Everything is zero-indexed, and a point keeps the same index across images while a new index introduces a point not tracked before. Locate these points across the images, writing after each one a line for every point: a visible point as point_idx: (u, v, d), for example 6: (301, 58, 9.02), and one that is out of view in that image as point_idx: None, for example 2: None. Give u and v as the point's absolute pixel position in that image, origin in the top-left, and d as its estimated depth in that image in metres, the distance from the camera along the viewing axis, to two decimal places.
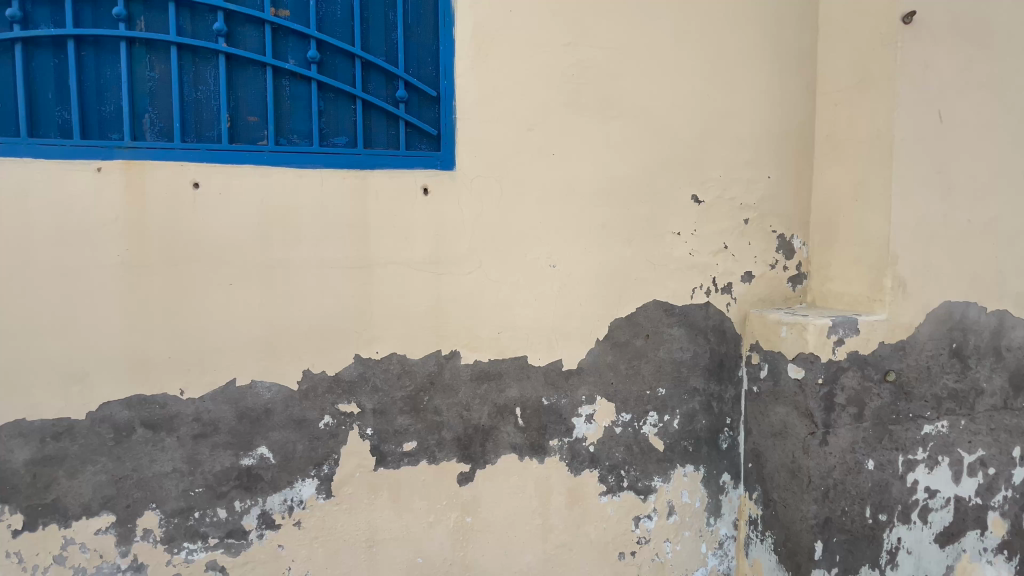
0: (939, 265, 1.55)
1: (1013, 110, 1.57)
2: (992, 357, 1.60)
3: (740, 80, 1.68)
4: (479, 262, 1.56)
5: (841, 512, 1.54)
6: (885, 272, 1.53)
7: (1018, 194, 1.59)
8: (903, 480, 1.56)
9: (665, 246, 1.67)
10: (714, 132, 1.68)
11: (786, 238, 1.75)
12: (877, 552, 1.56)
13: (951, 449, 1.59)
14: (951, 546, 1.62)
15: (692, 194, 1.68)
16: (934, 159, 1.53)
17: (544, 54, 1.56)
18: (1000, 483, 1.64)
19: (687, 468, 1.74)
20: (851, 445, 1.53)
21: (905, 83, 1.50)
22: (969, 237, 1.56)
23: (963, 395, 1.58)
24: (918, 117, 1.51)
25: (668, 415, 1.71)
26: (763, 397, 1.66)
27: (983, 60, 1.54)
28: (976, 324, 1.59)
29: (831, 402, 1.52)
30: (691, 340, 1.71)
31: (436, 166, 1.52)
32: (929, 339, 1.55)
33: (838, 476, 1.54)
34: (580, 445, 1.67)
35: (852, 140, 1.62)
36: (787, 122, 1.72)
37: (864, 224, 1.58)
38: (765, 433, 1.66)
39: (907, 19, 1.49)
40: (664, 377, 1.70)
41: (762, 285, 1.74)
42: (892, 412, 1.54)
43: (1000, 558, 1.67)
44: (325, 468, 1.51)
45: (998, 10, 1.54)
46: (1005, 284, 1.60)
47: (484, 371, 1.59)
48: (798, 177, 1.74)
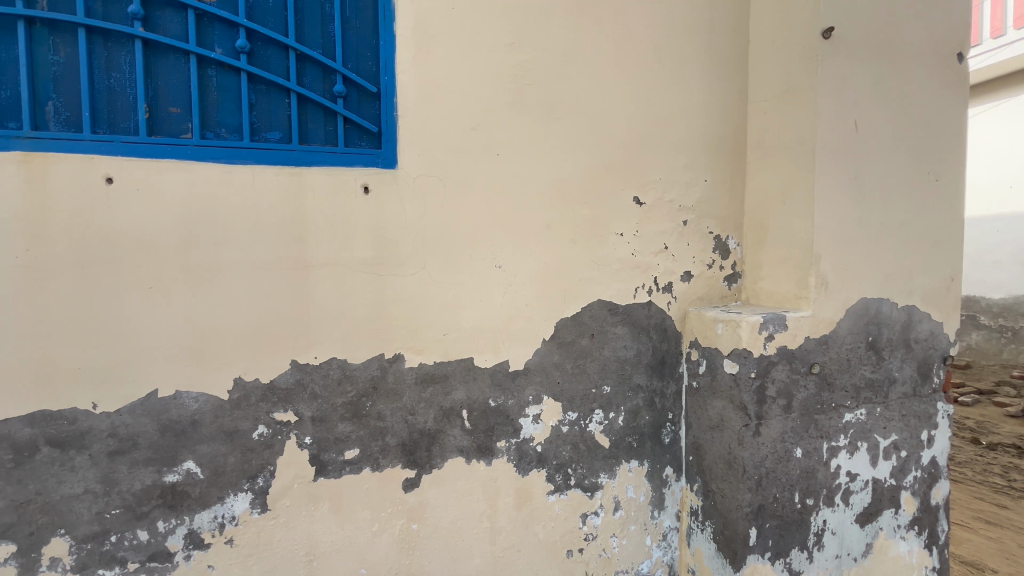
0: (857, 264, 1.66)
1: (918, 122, 1.71)
2: (902, 348, 1.74)
3: (678, 86, 1.75)
4: (422, 263, 1.53)
5: (773, 499, 1.62)
6: (810, 270, 1.62)
7: (923, 199, 1.74)
8: (827, 466, 1.66)
9: (608, 247, 1.70)
10: (653, 137, 1.73)
11: (721, 239, 1.84)
12: (805, 534, 1.65)
13: (869, 434, 1.71)
14: (870, 525, 1.74)
15: (634, 196, 1.72)
16: (853, 166, 1.64)
17: (487, 53, 1.55)
18: (911, 465, 1.78)
19: (631, 464, 1.78)
20: (782, 435, 1.61)
21: (825, 93, 1.60)
22: (883, 238, 1.69)
23: (878, 384, 1.71)
24: (837, 126, 1.62)
25: (613, 412, 1.75)
26: (701, 392, 1.73)
27: (892, 74, 1.67)
28: (889, 318, 1.72)
29: (763, 395, 1.59)
30: (634, 338, 1.75)
31: (377, 164, 1.47)
32: (849, 332, 1.66)
33: (770, 464, 1.61)
34: (528, 446, 1.67)
35: (780, 146, 1.71)
36: (720, 129, 1.81)
37: (791, 226, 1.67)
38: (703, 427, 1.73)
39: (827, 34, 1.57)
40: (609, 375, 1.73)
41: (700, 284, 1.82)
42: (817, 402, 1.64)
43: (912, 533, 1.82)
44: (259, 481, 1.43)
45: (904, 29, 1.67)
46: (913, 282, 1.74)
47: (429, 374, 1.56)
48: (731, 182, 1.84)
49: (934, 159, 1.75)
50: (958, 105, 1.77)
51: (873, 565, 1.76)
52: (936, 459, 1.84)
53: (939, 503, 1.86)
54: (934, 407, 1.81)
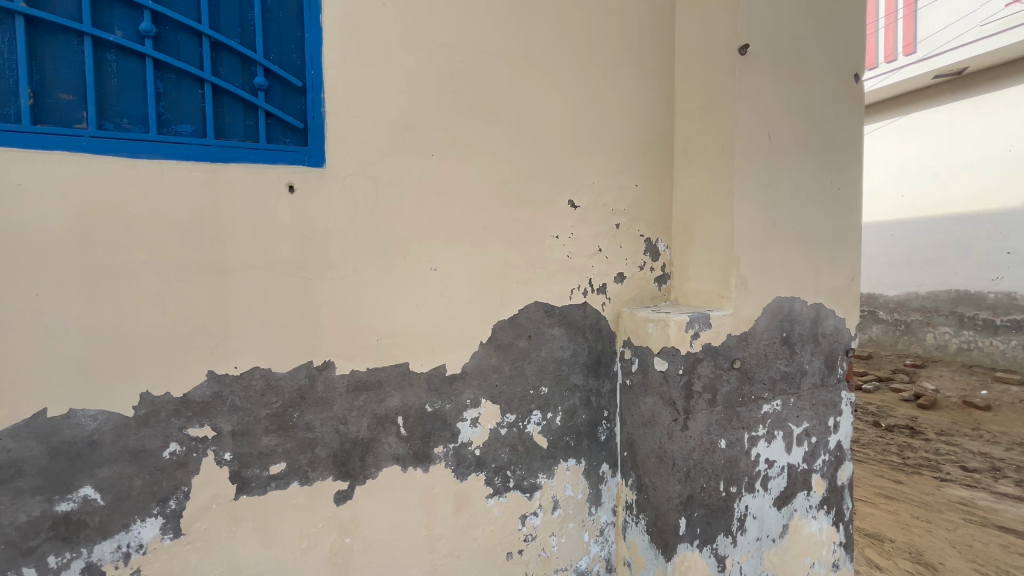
0: (772, 266, 1.79)
1: (822, 135, 1.87)
2: (812, 342, 1.89)
3: (609, 94, 1.81)
4: (354, 265, 1.47)
5: (700, 489, 1.69)
6: (731, 271, 1.71)
7: (827, 206, 1.90)
8: (748, 455, 1.77)
9: (544, 249, 1.72)
10: (587, 142, 1.77)
11: (652, 242, 1.92)
12: (729, 520, 1.75)
13: (784, 423, 1.85)
14: (786, 507, 1.88)
15: (569, 199, 1.75)
16: (767, 175, 1.76)
17: (419, 52, 1.52)
18: (820, 450, 1.94)
19: (569, 462, 1.82)
20: (707, 428, 1.69)
21: (742, 105, 1.70)
22: (794, 241, 1.83)
23: (792, 376, 1.85)
24: (753, 137, 1.73)
25: (551, 413, 1.77)
26: (634, 389, 1.80)
27: (800, 91, 1.81)
28: (800, 315, 1.86)
29: (691, 390, 1.66)
30: (571, 339, 1.78)
31: (304, 162, 1.40)
32: (765, 329, 1.79)
33: (698, 456, 1.68)
34: (466, 450, 1.65)
35: (703, 154, 1.81)
36: (649, 137, 1.90)
37: (713, 230, 1.77)
38: (636, 423, 1.79)
39: (743, 50, 1.68)
40: (546, 376, 1.75)
41: (632, 285, 1.89)
42: (738, 395, 1.74)
43: (822, 512, 1.98)
44: (172, 504, 1.32)
45: (809, 49, 1.82)
46: (820, 282, 1.90)
47: (362, 381, 1.51)
48: (659, 187, 1.92)
49: (837, 170, 1.91)
50: (856, 122, 1.95)
51: (789, 545, 1.90)
52: (841, 442, 2.01)
53: (844, 483, 2.03)
54: (839, 395, 1.98)
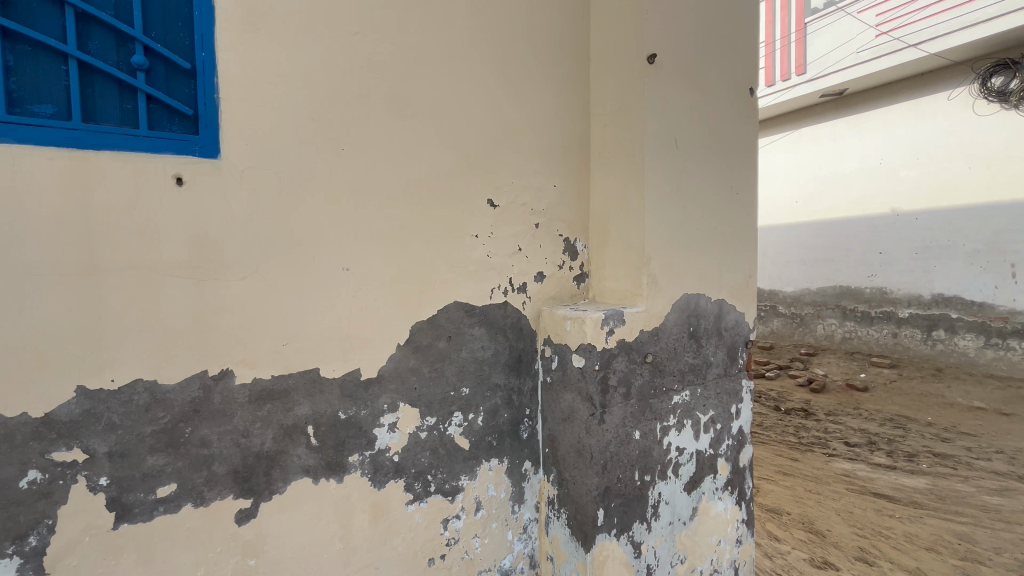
0: (679, 264, 1.89)
1: (722, 144, 2.02)
2: (716, 336, 2.03)
3: (526, 95, 1.83)
4: (256, 266, 1.36)
5: (617, 480, 1.75)
6: (642, 270, 1.79)
7: (727, 209, 2.05)
8: (661, 444, 1.87)
9: (463, 248, 1.71)
10: (506, 143, 1.78)
11: (570, 242, 1.97)
12: (644, 508, 1.83)
13: (692, 412, 1.97)
14: (695, 491, 2.00)
15: (488, 198, 1.75)
16: (674, 179, 1.87)
17: (328, 40, 1.44)
18: (724, 435, 2.09)
19: (491, 463, 1.81)
20: (623, 420, 1.76)
21: (651, 111, 1.79)
22: (698, 242, 1.95)
23: (699, 368, 1.97)
24: (661, 142, 1.82)
25: (473, 413, 1.76)
26: (554, 386, 1.84)
27: (702, 100, 1.94)
28: (705, 311, 1.99)
29: (606, 385, 1.72)
30: (492, 339, 1.78)
31: (194, 152, 1.28)
32: (674, 324, 1.89)
33: (614, 448, 1.74)
34: (383, 457, 1.59)
35: (617, 158, 1.89)
36: (566, 139, 1.95)
37: (627, 230, 1.85)
38: (557, 419, 1.83)
39: (650, 59, 1.76)
40: (467, 377, 1.74)
41: (552, 284, 1.93)
42: (651, 388, 1.83)
43: (726, 493, 2.13)
44: (31, 541, 1.14)
45: (710, 63, 1.95)
46: (722, 279, 2.04)
47: (266, 390, 1.40)
48: (576, 189, 1.98)
49: (736, 176, 2.07)
50: (752, 132, 2.13)
51: (698, 526, 2.02)
52: (742, 427, 2.18)
53: (745, 464, 2.21)
54: (740, 383, 2.15)
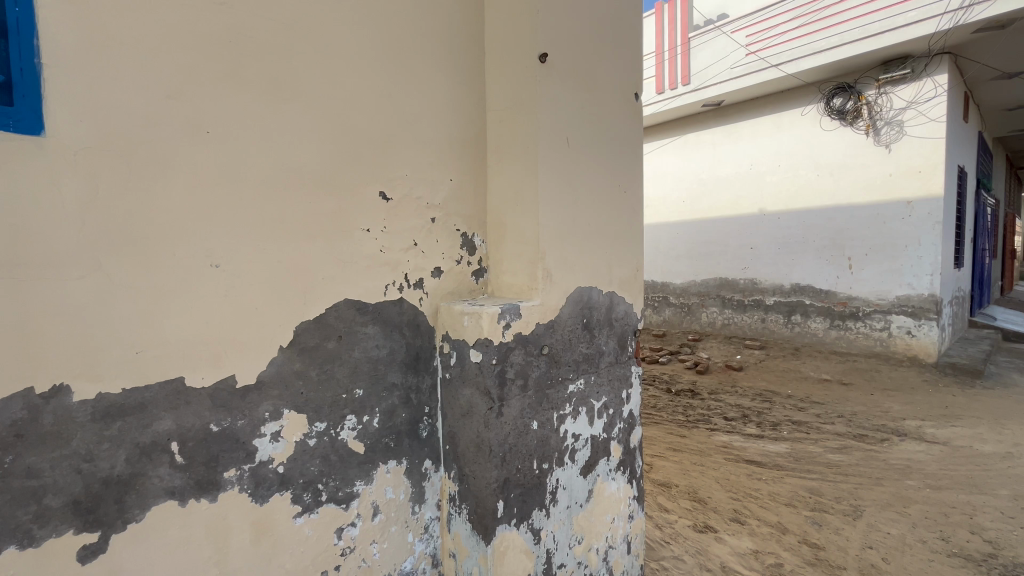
0: (572, 259, 1.97)
1: (610, 143, 2.13)
2: (607, 326, 2.15)
3: (420, 85, 1.78)
4: (98, 264, 1.18)
5: (515, 470, 1.80)
6: (537, 264, 1.84)
7: (616, 206, 2.17)
8: (558, 433, 1.94)
9: (354, 243, 1.62)
10: (399, 134, 1.72)
11: (468, 237, 1.97)
12: (542, 495, 1.90)
13: (587, 399, 2.06)
14: (590, 474, 2.10)
15: (379, 191, 1.68)
16: (567, 176, 1.93)
17: (186, 6, 1.28)
18: (616, 420, 2.22)
19: (389, 465, 1.76)
20: (520, 412, 1.80)
21: (543, 108, 1.83)
22: (590, 237, 2.04)
23: (592, 357, 2.07)
24: (553, 139, 1.87)
25: (367, 416, 1.69)
26: (453, 382, 1.82)
27: (591, 101, 2.03)
28: (597, 303, 2.09)
29: (504, 377, 1.74)
30: (387, 337, 1.72)
31: (7, 127, 1.06)
32: (569, 316, 1.97)
33: (512, 440, 1.78)
34: (265, 470, 1.47)
35: (512, 152, 1.91)
36: (462, 133, 1.93)
37: (522, 225, 1.88)
38: (456, 416, 1.82)
39: (542, 58, 1.81)
40: (361, 377, 1.66)
41: (450, 280, 1.91)
42: (547, 378, 1.89)
43: (619, 473, 2.27)
44: None
45: (598, 66, 2.05)
46: (612, 272, 2.16)
47: (115, 406, 1.22)
48: (472, 184, 1.98)
49: (623, 176, 2.19)
50: (637, 134, 2.27)
51: (594, 507, 2.13)
52: (633, 411, 2.33)
53: (636, 445, 2.36)
54: (630, 369, 2.29)
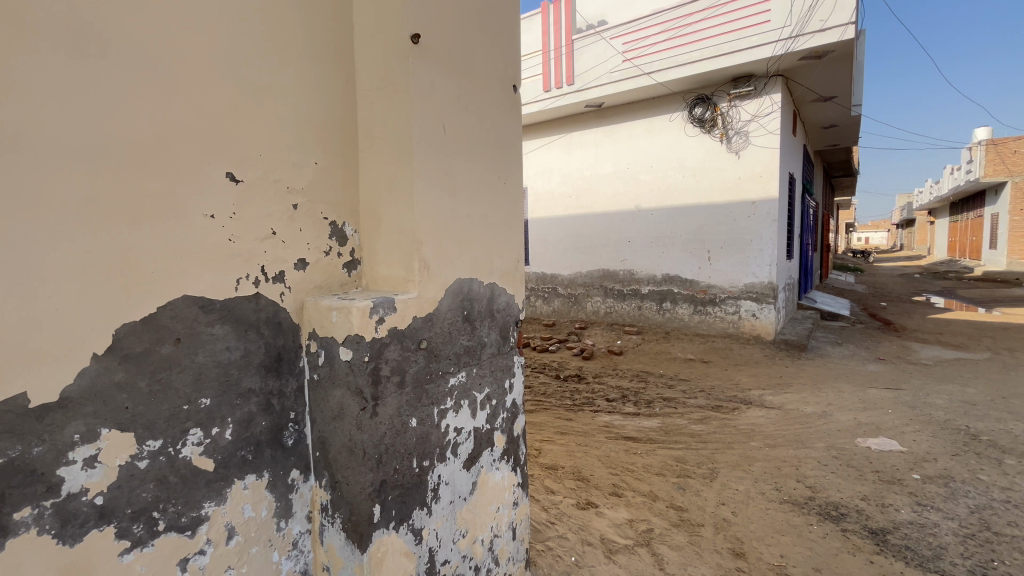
0: (451, 251, 1.92)
1: (490, 133, 2.12)
2: (489, 317, 2.14)
3: (277, 54, 1.60)
4: None
5: (393, 471, 1.73)
6: (413, 255, 1.77)
7: (496, 197, 2.17)
8: (438, 428, 1.90)
9: (195, 231, 1.41)
10: (250, 109, 1.53)
11: (338, 226, 1.83)
12: (423, 494, 1.84)
13: (469, 392, 2.04)
14: (474, 467, 2.09)
15: (227, 172, 1.48)
16: (444, 165, 1.88)
17: None
18: (499, 410, 2.23)
19: (247, 479, 1.57)
20: (397, 410, 1.73)
21: (417, 92, 1.76)
22: (470, 228, 2.01)
23: (473, 350, 2.05)
24: (428, 125, 1.81)
25: (217, 427, 1.49)
26: (322, 383, 1.69)
27: (470, 89, 1.99)
28: (477, 294, 2.08)
29: (378, 375, 1.66)
30: (240, 337, 1.53)
31: None
32: (448, 309, 1.93)
33: (389, 439, 1.71)
34: (76, 504, 1.21)
35: (384, 136, 1.81)
36: (328, 113, 1.79)
37: (397, 214, 1.79)
38: (326, 419, 1.69)
39: (414, 39, 1.73)
40: (208, 386, 1.45)
41: (317, 272, 1.75)
42: (427, 373, 1.83)
43: (503, 462, 2.29)
44: None
45: (477, 54, 2.03)
46: (493, 264, 2.16)
47: None
48: (342, 169, 1.84)
49: (503, 168, 2.20)
50: (516, 126, 2.28)
51: (477, 498, 2.13)
52: (516, 400, 2.36)
53: (519, 433, 2.40)
54: (512, 360, 2.31)
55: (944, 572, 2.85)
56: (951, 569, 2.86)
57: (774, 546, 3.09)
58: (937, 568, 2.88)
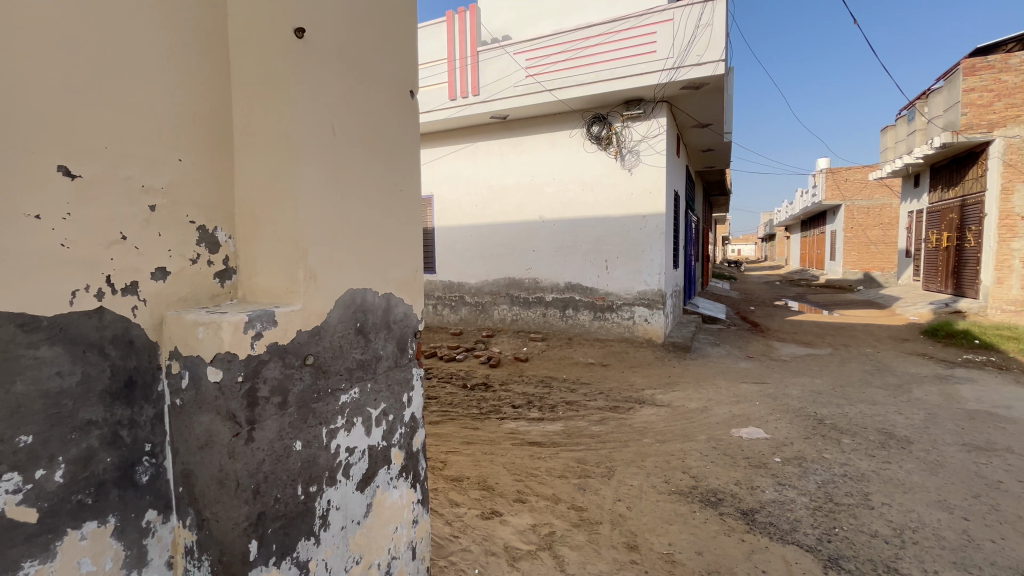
0: (341, 260, 1.81)
1: (385, 138, 2.04)
2: (385, 329, 2.05)
3: (132, 34, 1.41)
4: None
5: (273, 501, 1.58)
6: (298, 265, 1.64)
7: (392, 204, 2.09)
8: (327, 449, 1.77)
9: (11, 234, 1.17)
10: (93, 93, 1.32)
11: (207, 231, 1.65)
12: (310, 522, 1.70)
13: (362, 409, 1.93)
14: (368, 487, 1.97)
15: (61, 165, 1.26)
16: (334, 170, 1.78)
17: None
18: (397, 425, 2.13)
19: (86, 528, 1.32)
20: (278, 433, 1.58)
21: (300, 90, 1.65)
22: (363, 237, 1.92)
23: (367, 363, 1.95)
24: (315, 127, 1.70)
25: (45, 469, 1.24)
26: (186, 409, 1.49)
27: (362, 90, 1.91)
28: (371, 305, 1.98)
29: (253, 397, 1.51)
30: (77, 361, 1.29)
31: None
32: (339, 321, 1.82)
33: (267, 467, 1.56)
34: None
35: (263, 135, 1.68)
36: (196, 108, 1.61)
37: (279, 221, 1.66)
38: (192, 449, 1.50)
39: (298, 34, 1.63)
40: (30, 420, 1.20)
41: (181, 283, 1.56)
42: (313, 391, 1.70)
43: (401, 480, 2.19)
44: None
45: (370, 57, 1.95)
46: (390, 274, 2.08)
47: None
48: (212, 169, 1.67)
49: (400, 175, 2.14)
50: (414, 133, 2.23)
51: (373, 521, 2.01)
52: (414, 413, 2.27)
53: (419, 448, 2.31)
54: (411, 372, 2.23)
55: (799, 542, 3.26)
56: (804, 539, 3.28)
57: (663, 535, 3.32)
58: (794, 539, 3.29)
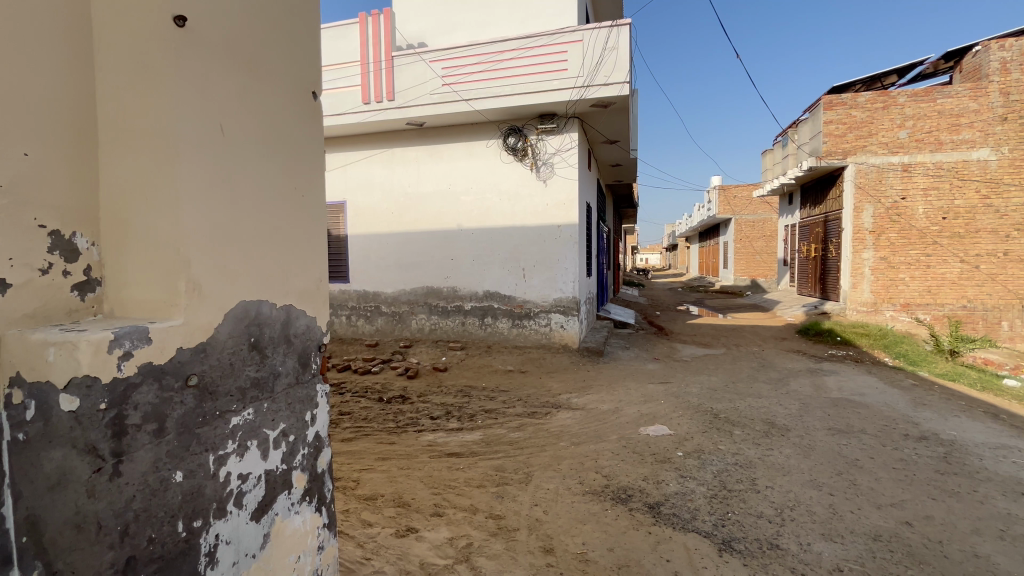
0: (231, 270, 1.66)
1: (283, 139, 1.92)
2: (284, 344, 1.91)
3: None
4: None
5: (146, 542, 1.40)
6: (179, 276, 1.49)
7: (292, 210, 1.96)
8: (215, 478, 1.60)
9: None
10: None
11: (63, 236, 1.43)
12: (193, 562, 1.52)
13: (257, 431, 1.78)
14: (265, 516, 1.81)
15: None
16: (222, 171, 1.64)
17: None
18: (298, 446, 1.99)
19: None
20: (153, 465, 1.41)
21: (182, 82, 1.50)
22: (259, 244, 1.79)
23: (262, 381, 1.80)
24: (199, 124, 1.55)
25: None
26: (32, 445, 1.28)
27: (257, 87, 1.79)
28: (268, 318, 1.84)
29: (122, 426, 1.33)
30: None
31: None
32: (229, 337, 1.66)
33: (139, 504, 1.38)
34: None
35: (136, 129, 1.51)
36: (50, 97, 1.42)
37: (155, 225, 1.50)
38: (39, 490, 1.30)
39: (178, 23, 1.49)
40: None
41: (26, 296, 1.32)
42: (198, 416, 1.54)
43: (304, 505, 2.04)
44: None
45: (265, 53, 1.84)
46: (289, 283, 1.95)
47: None
48: (71, 166, 1.47)
49: (302, 180, 2.02)
50: (317, 135, 2.13)
51: (271, 552, 1.85)
52: (319, 432, 2.14)
53: (323, 469, 2.18)
54: (315, 389, 2.10)
55: (698, 529, 3.52)
56: (702, 525, 3.56)
57: (577, 535, 3.43)
58: (694, 526, 3.55)
